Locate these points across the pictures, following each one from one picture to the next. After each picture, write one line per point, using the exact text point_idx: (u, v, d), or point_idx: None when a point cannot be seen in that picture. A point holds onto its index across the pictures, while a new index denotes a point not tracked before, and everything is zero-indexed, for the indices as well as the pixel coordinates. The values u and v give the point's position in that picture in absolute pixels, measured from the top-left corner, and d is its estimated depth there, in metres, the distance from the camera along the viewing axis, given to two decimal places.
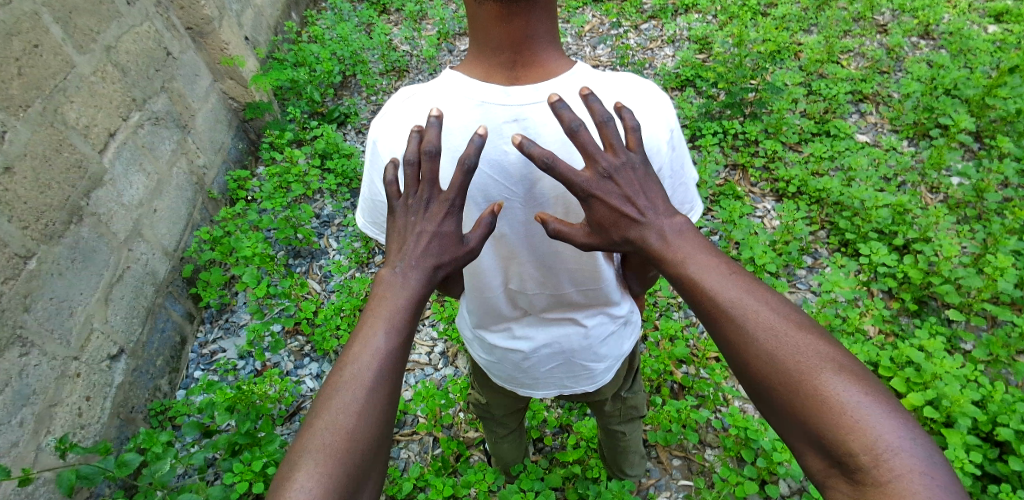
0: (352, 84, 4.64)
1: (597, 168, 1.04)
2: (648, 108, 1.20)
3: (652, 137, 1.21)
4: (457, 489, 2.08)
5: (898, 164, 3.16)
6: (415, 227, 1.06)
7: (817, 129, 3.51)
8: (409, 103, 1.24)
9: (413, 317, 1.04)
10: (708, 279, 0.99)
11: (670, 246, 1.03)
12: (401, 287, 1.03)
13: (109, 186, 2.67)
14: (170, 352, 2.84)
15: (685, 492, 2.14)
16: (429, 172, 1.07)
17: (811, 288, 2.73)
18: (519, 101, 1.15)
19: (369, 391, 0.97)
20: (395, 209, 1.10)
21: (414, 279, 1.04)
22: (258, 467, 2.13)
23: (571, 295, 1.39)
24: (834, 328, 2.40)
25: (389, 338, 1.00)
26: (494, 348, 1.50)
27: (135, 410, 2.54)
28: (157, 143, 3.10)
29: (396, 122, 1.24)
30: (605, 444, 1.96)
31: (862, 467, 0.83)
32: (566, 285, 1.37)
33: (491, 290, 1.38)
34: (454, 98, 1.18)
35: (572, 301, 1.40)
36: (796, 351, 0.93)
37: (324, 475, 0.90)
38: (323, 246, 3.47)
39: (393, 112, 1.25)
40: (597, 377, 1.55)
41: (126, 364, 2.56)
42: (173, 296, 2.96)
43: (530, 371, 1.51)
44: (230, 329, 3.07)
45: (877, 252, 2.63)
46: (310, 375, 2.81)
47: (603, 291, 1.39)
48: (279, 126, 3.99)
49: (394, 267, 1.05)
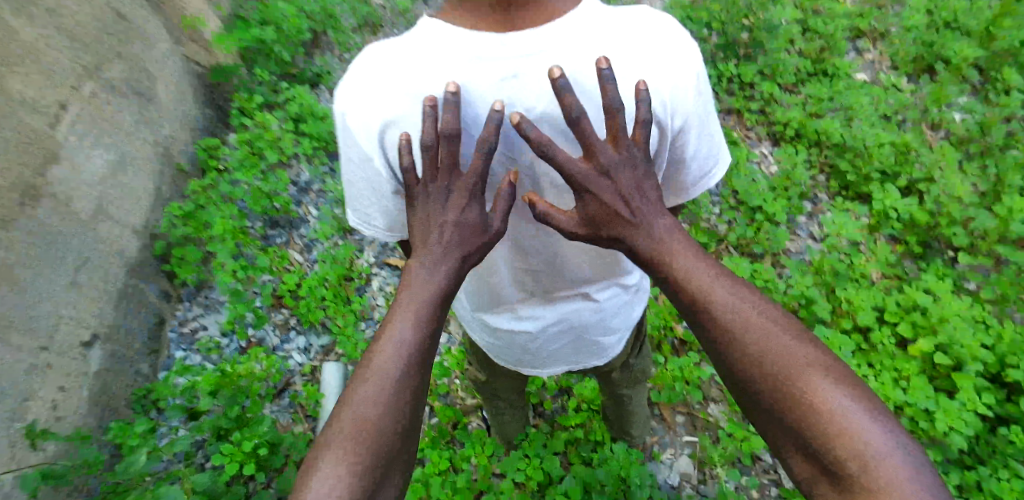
0: (324, 43, 4.33)
1: (595, 163, 0.97)
2: (670, 52, 0.96)
3: (676, 91, 0.99)
4: (456, 463, 2.02)
5: (898, 102, 3.03)
6: (437, 220, 0.99)
7: (814, 69, 3.35)
8: (383, 64, 0.97)
9: (438, 314, 0.99)
10: (701, 282, 0.97)
11: (663, 249, 1.00)
12: (429, 282, 0.98)
13: (67, 163, 2.51)
14: (148, 334, 2.68)
15: (690, 447, 2.06)
16: (447, 157, 0.97)
17: (812, 235, 2.62)
18: (526, 59, 0.92)
19: (393, 389, 0.92)
20: (413, 197, 1.01)
21: (441, 275, 0.99)
22: (248, 448, 2.04)
23: (583, 273, 1.26)
24: (840, 275, 2.33)
25: (415, 334, 0.96)
26: (499, 332, 1.39)
27: (116, 397, 2.41)
28: (117, 115, 2.89)
29: (369, 86, 0.97)
30: (610, 409, 1.89)
31: (850, 474, 0.82)
32: (578, 264, 1.24)
33: (498, 278, 1.24)
34: (447, 59, 0.93)
35: (584, 279, 1.28)
36: (788, 360, 0.92)
37: (348, 473, 0.86)
38: (302, 215, 3.31)
39: (365, 79, 0.98)
40: (607, 350, 1.47)
41: (102, 350, 2.43)
42: (147, 276, 2.79)
43: (538, 352, 1.41)
44: (211, 307, 2.93)
45: (887, 197, 2.57)
46: (297, 349, 2.68)
47: (618, 265, 1.27)
48: (248, 90, 3.76)
49: (422, 260, 1.00)
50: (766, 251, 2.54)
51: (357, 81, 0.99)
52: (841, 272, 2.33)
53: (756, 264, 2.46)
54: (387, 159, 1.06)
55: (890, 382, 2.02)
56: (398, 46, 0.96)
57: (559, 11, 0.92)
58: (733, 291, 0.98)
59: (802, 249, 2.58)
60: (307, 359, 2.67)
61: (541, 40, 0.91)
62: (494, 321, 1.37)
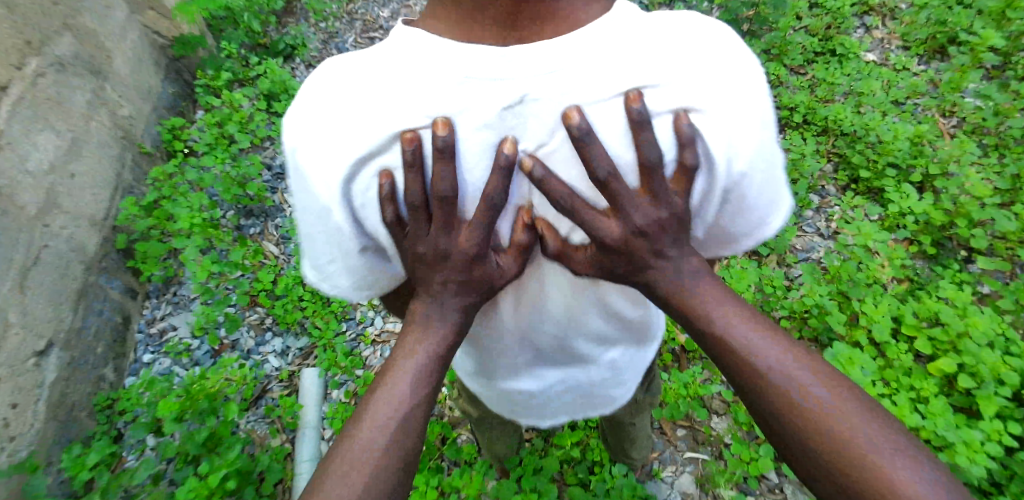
0: (298, 9, 4.06)
1: (626, 223, 0.83)
2: (724, 83, 0.80)
3: (731, 135, 0.81)
4: (443, 490, 1.89)
5: (911, 87, 2.87)
6: (435, 279, 0.88)
7: (822, 49, 3.16)
8: (350, 86, 0.81)
9: (450, 353, 0.92)
10: (728, 323, 0.86)
11: (688, 288, 0.87)
12: (438, 324, 0.90)
13: (9, 151, 2.26)
14: (112, 335, 2.53)
15: (693, 465, 1.99)
16: (444, 212, 0.82)
17: (820, 231, 2.47)
18: (531, 82, 0.76)
19: (399, 420, 0.86)
20: (405, 248, 0.87)
21: (451, 317, 0.90)
22: (215, 481, 1.80)
23: (596, 333, 1.12)
24: (854, 280, 2.19)
25: (421, 374, 0.89)
26: (501, 387, 1.28)
27: (77, 408, 2.26)
28: (67, 95, 2.63)
29: (333, 115, 0.80)
30: (610, 434, 1.80)
31: None
32: (591, 324, 1.09)
33: (501, 340, 1.11)
34: (430, 81, 0.78)
35: (597, 339, 1.14)
36: (795, 379, 0.82)
37: None
38: (277, 203, 3.06)
39: (327, 105, 0.81)
40: (613, 398, 1.37)
41: (59, 358, 2.25)
42: (108, 272, 2.59)
43: (540, 404, 1.30)
44: (180, 304, 2.74)
45: (905, 198, 2.40)
46: (274, 353, 2.53)
47: (633, 321, 1.14)
48: (215, 65, 3.48)
49: (427, 306, 0.90)
50: (771, 249, 2.41)
51: (315, 109, 0.82)
52: (856, 277, 2.18)
53: (762, 266, 2.34)
54: (352, 205, 0.85)
55: (906, 405, 1.83)
56: (372, 72, 0.80)
57: (572, 25, 0.78)
58: (733, 311, 0.87)
59: (809, 247, 2.43)
60: (285, 364, 2.50)
61: (547, 56, 0.77)
62: (495, 378, 1.25)
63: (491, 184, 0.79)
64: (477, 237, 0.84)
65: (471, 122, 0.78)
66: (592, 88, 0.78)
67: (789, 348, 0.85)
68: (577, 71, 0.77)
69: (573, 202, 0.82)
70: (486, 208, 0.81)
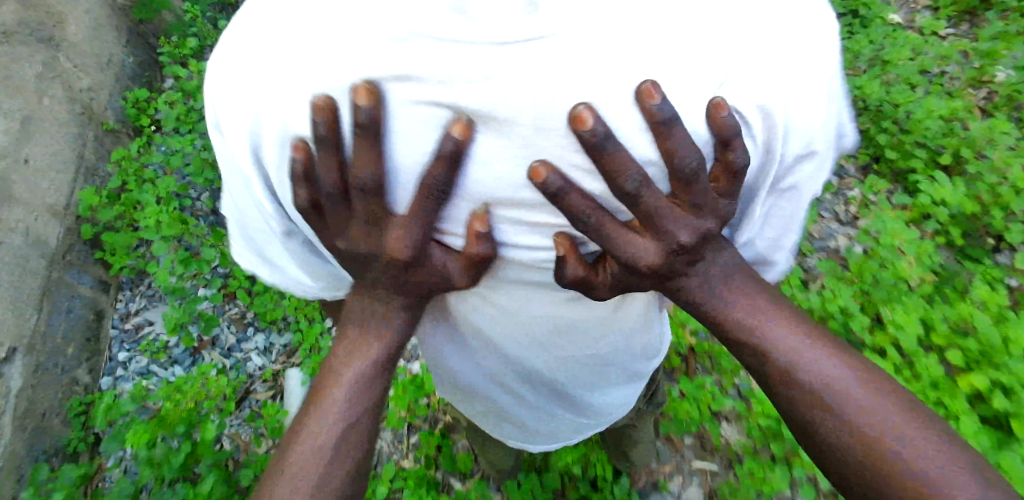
0: None
1: (661, 240, 0.61)
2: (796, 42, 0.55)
3: (796, 113, 0.59)
4: None
5: (940, 53, 2.68)
6: (375, 276, 0.70)
7: (842, 9, 2.99)
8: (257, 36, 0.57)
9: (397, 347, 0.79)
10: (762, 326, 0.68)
11: (713, 285, 0.68)
12: (376, 320, 0.76)
13: None
14: (84, 334, 2.36)
15: (699, 475, 1.92)
16: (368, 211, 0.61)
17: (837, 216, 2.42)
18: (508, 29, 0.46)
19: (346, 424, 0.76)
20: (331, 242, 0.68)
21: (391, 312, 0.75)
22: None
23: (595, 339, 0.97)
24: (877, 278, 2.09)
25: (362, 375, 0.76)
26: (491, 390, 1.15)
27: (49, 415, 2.13)
28: (13, 71, 2.38)
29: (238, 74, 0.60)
30: (609, 435, 1.75)
31: None
32: (589, 331, 0.93)
33: (489, 345, 0.98)
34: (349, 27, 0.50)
35: (596, 344, 0.98)
36: (825, 381, 0.66)
37: None
38: None
39: (234, 60, 0.60)
40: (614, 397, 1.24)
41: (25, 363, 2.10)
42: (76, 266, 2.41)
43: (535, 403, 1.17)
44: (156, 297, 2.56)
45: (941, 188, 2.27)
46: (256, 350, 2.38)
47: (637, 322, 0.98)
48: (181, 29, 3.19)
49: (363, 300, 0.76)
50: None
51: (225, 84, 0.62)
52: (879, 275, 2.09)
53: None
54: (270, 186, 0.69)
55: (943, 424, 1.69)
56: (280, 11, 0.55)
57: None
58: (750, 302, 0.68)
59: (824, 233, 2.37)
60: (268, 362, 2.36)
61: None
62: (483, 380, 1.12)
63: (436, 181, 0.55)
64: (413, 235, 0.61)
65: (409, 89, 0.50)
66: (610, 47, 0.48)
67: (814, 339, 0.69)
68: (593, 27, 0.47)
69: (575, 207, 0.56)
70: (426, 197, 0.57)
